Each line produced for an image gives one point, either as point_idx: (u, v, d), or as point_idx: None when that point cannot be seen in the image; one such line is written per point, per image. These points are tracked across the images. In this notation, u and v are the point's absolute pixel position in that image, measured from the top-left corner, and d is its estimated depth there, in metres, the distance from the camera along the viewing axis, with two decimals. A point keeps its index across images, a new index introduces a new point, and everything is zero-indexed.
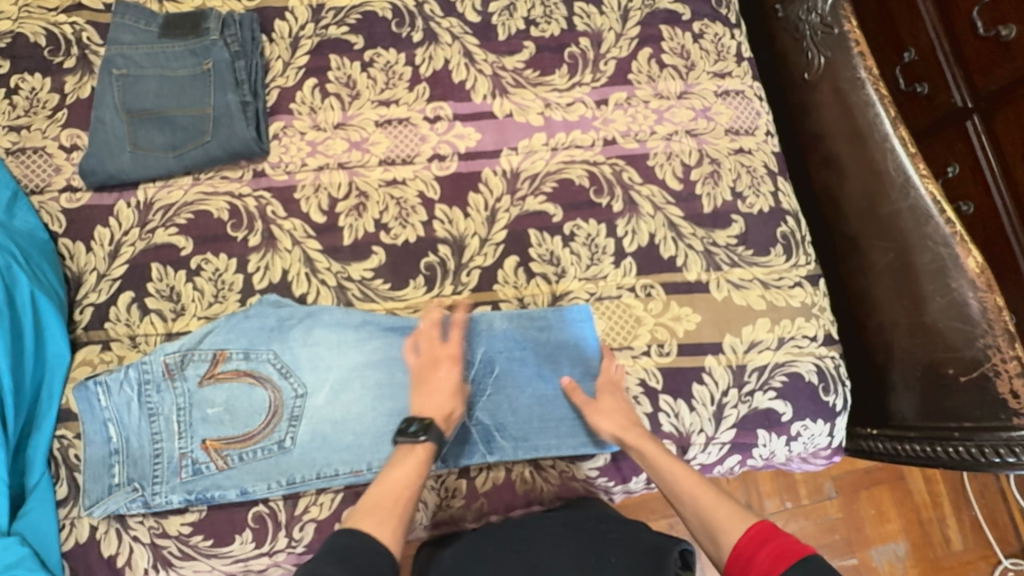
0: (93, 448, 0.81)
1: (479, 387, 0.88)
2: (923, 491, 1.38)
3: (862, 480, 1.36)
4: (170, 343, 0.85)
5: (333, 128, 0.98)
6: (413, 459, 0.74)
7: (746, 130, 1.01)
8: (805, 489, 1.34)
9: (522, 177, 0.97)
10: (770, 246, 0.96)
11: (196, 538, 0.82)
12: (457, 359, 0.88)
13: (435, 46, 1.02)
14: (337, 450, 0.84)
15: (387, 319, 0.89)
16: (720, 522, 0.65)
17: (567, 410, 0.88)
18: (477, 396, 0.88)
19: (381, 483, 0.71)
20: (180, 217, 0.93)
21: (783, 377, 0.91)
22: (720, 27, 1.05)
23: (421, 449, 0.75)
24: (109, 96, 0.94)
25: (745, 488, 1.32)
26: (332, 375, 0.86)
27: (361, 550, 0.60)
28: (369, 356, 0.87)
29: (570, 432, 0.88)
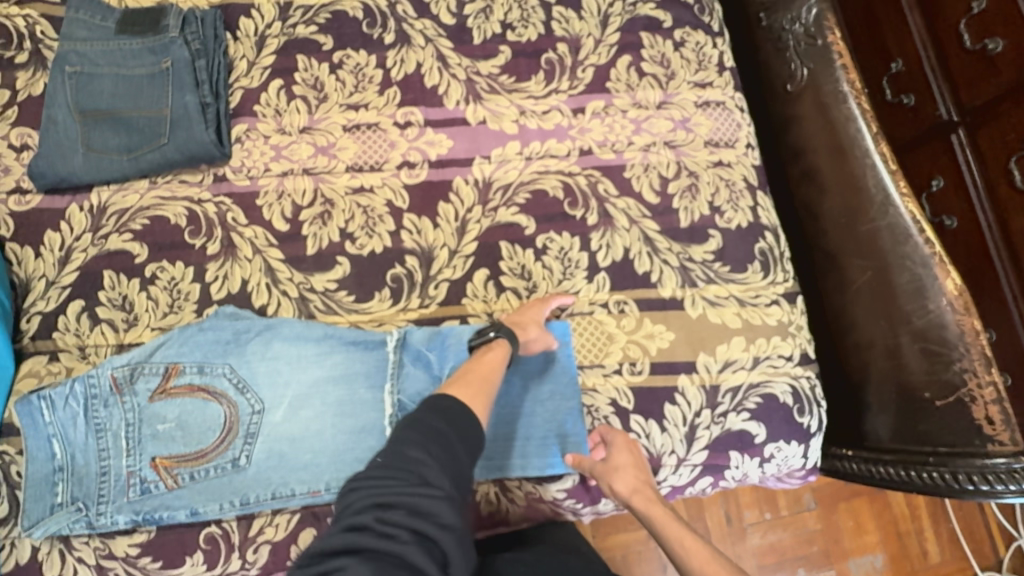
0: (34, 466, 0.77)
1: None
2: (901, 503, 1.37)
3: (840, 491, 1.35)
4: (120, 356, 0.81)
5: (299, 132, 0.94)
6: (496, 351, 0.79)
7: (726, 143, 0.98)
8: (784, 500, 1.32)
9: (494, 187, 0.94)
10: (747, 262, 0.94)
11: (144, 560, 0.79)
12: (423, 373, 0.85)
13: (407, 49, 0.98)
14: (295, 469, 0.81)
15: (349, 333, 0.86)
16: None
17: (536, 429, 0.85)
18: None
19: (468, 367, 0.76)
20: (136, 222, 0.89)
21: (757, 398, 0.89)
22: (702, 36, 1.02)
23: (498, 350, 0.80)
24: (62, 94, 0.89)
25: (722, 501, 1.30)
26: (292, 393, 0.83)
27: (459, 413, 0.63)
28: (331, 372, 0.84)
29: (538, 452, 0.85)
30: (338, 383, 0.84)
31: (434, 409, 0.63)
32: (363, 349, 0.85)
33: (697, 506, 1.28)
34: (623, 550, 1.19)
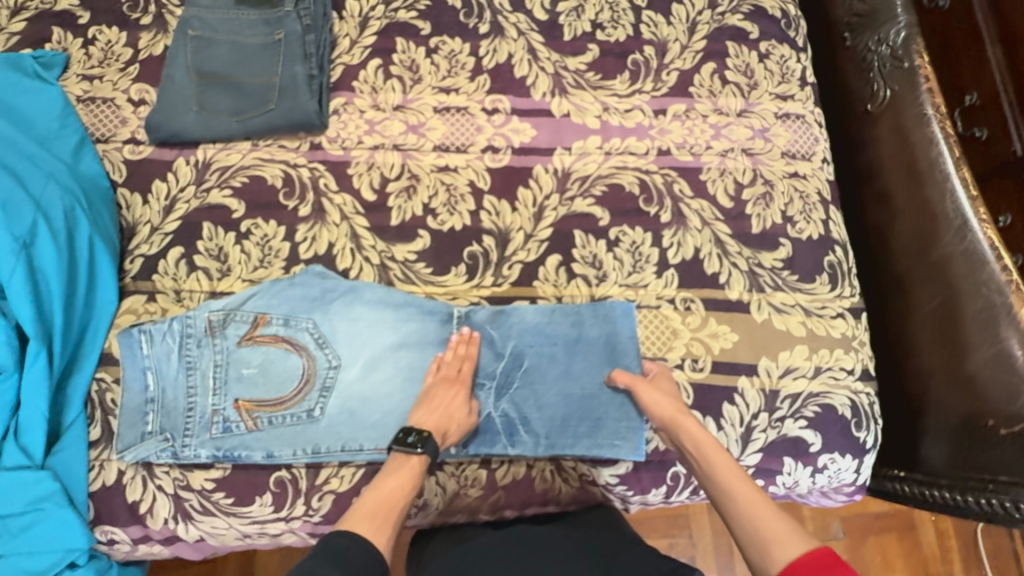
0: (130, 394, 0.83)
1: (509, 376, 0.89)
2: (932, 543, 1.35)
3: (869, 524, 1.35)
4: (215, 301, 0.87)
5: (392, 109, 0.99)
6: (415, 467, 0.76)
7: (803, 155, 1.00)
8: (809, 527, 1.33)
9: (573, 178, 0.97)
10: (816, 273, 0.95)
11: (218, 495, 0.83)
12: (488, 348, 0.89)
13: (500, 40, 1.03)
14: (363, 426, 0.85)
15: (422, 302, 0.90)
16: (777, 539, 0.64)
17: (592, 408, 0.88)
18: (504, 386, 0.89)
19: (384, 485, 0.73)
20: (236, 179, 0.95)
21: (816, 407, 0.90)
22: (787, 50, 1.04)
23: (415, 461, 0.76)
24: (182, 55, 0.95)
25: None
26: (368, 350, 0.87)
27: (354, 552, 0.62)
28: (404, 338, 0.88)
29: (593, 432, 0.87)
30: (412, 348, 0.88)
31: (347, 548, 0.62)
32: (436, 319, 0.89)
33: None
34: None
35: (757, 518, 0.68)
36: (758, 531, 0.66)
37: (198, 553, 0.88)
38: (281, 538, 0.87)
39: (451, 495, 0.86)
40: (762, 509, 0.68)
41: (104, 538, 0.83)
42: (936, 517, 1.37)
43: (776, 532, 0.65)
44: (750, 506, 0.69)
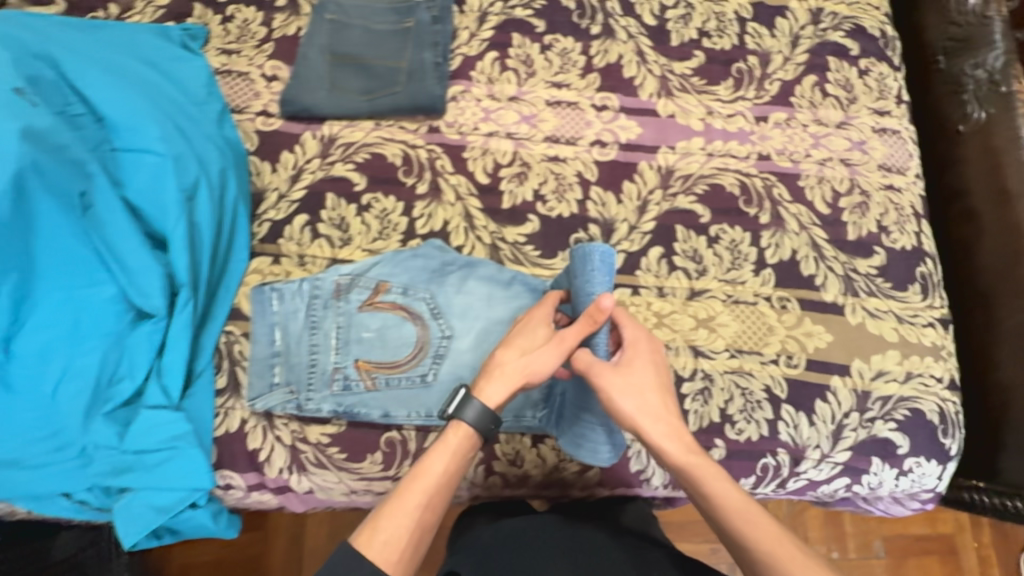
0: (258, 347, 0.88)
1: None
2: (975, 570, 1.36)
3: (910, 545, 1.36)
4: (343, 266, 0.92)
5: (507, 99, 1.04)
6: (462, 444, 0.71)
7: (898, 169, 1.03)
8: (852, 543, 1.35)
9: (676, 175, 1.02)
10: (908, 283, 0.98)
11: (333, 449, 0.88)
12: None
13: (611, 41, 1.08)
14: None
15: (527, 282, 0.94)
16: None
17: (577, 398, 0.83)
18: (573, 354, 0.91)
19: (409, 486, 0.68)
20: (358, 155, 1.00)
21: (906, 411, 0.93)
22: (885, 68, 1.08)
23: (462, 433, 0.71)
24: (319, 37, 1.02)
25: (792, 529, 1.34)
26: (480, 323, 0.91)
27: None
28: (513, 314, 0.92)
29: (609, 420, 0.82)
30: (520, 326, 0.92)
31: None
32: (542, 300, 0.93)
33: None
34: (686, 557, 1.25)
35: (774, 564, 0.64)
36: None
37: (304, 506, 0.92)
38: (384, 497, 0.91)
39: (550, 468, 0.90)
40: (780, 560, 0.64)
41: (223, 482, 0.88)
42: (979, 544, 1.38)
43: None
44: (769, 553, 0.65)
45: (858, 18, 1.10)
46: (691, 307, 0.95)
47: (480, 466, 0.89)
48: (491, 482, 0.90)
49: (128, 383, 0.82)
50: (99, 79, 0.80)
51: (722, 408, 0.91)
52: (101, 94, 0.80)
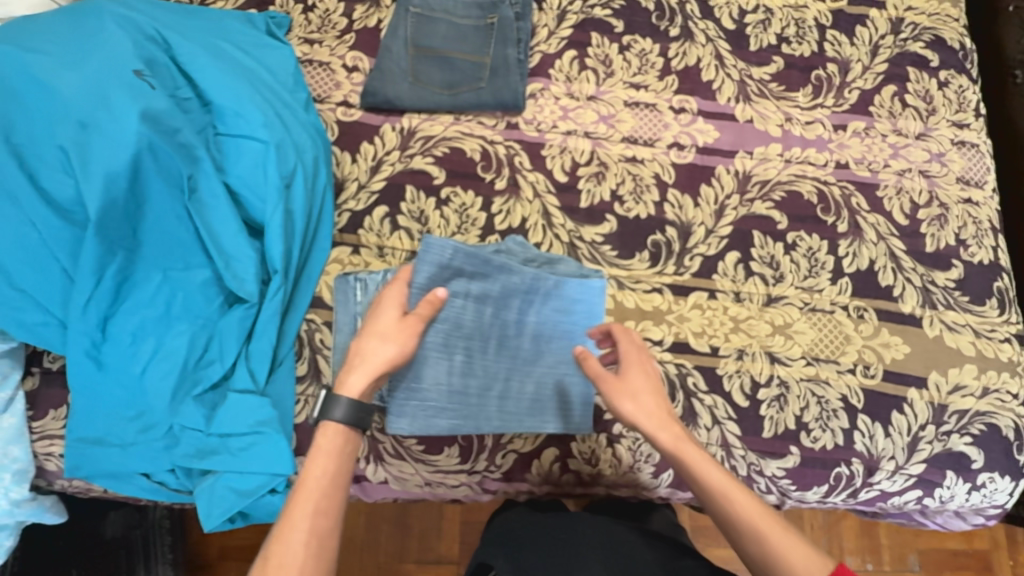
0: (341, 336, 0.87)
1: (530, 337, 0.89)
2: None
3: (946, 560, 1.36)
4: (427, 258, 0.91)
5: (586, 99, 1.04)
6: (338, 447, 0.68)
7: (977, 183, 1.03)
8: (888, 555, 1.34)
9: (753, 181, 1.01)
10: (986, 297, 0.97)
11: (411, 441, 0.88)
12: (553, 300, 0.89)
13: (690, 44, 1.08)
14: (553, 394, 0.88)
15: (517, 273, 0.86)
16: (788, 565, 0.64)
17: (488, 385, 0.87)
18: (549, 341, 0.90)
19: (295, 498, 0.64)
20: (438, 149, 1.00)
21: (982, 426, 0.92)
22: (965, 80, 1.08)
23: (334, 437, 0.69)
24: (402, 29, 1.02)
25: (829, 539, 1.33)
26: (475, 314, 0.86)
27: None
28: (496, 309, 0.87)
29: (463, 405, 0.85)
30: (505, 323, 0.88)
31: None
32: (540, 296, 0.88)
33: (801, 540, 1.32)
34: (722, 563, 1.25)
35: (764, 537, 0.66)
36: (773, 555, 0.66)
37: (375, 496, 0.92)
38: (456, 490, 0.92)
39: (626, 468, 0.90)
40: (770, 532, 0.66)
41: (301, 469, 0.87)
42: (1015, 563, 1.37)
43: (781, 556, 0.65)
44: (757, 523, 0.67)
45: (938, 30, 1.10)
46: (768, 313, 0.95)
47: (556, 463, 0.89)
48: (565, 480, 0.90)
49: (217, 366, 0.82)
50: (210, 71, 0.84)
51: (798, 416, 0.91)
52: (210, 84, 0.84)
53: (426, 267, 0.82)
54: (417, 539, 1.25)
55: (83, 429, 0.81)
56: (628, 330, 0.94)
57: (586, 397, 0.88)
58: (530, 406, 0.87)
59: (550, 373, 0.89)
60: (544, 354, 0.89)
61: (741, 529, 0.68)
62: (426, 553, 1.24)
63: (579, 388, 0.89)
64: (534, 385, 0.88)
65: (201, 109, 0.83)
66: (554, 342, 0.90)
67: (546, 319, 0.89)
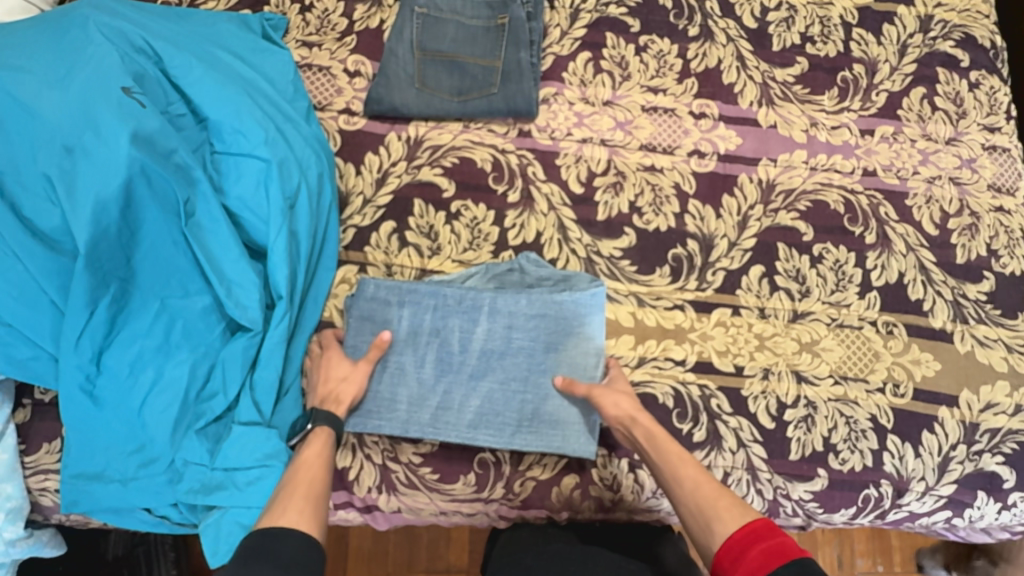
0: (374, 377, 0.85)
1: (475, 354, 0.86)
2: None
3: None
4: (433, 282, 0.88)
5: (602, 104, 0.99)
6: (325, 442, 0.74)
7: (1008, 190, 0.99)
8: (899, 556, 1.30)
9: (777, 190, 0.97)
10: (1018, 310, 0.94)
11: (425, 470, 0.84)
12: (503, 315, 0.87)
13: (710, 44, 1.02)
14: (548, 420, 0.84)
15: (454, 292, 0.87)
16: (718, 511, 0.65)
17: (419, 398, 0.84)
18: (500, 357, 0.86)
19: (295, 477, 0.68)
20: (446, 159, 0.95)
21: (1014, 444, 0.89)
22: (996, 81, 1.03)
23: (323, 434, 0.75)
24: (407, 30, 0.97)
25: (841, 542, 1.29)
26: (410, 331, 0.86)
27: (282, 542, 0.58)
28: (436, 326, 0.86)
29: (390, 412, 0.84)
30: (448, 338, 0.86)
31: (285, 538, 0.58)
32: (483, 313, 0.87)
33: (812, 543, 1.28)
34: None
35: (700, 489, 0.69)
36: (701, 507, 0.67)
37: (387, 525, 0.88)
38: (473, 518, 0.88)
39: (648, 494, 0.87)
40: (704, 485, 0.69)
41: None
42: None
43: (712, 507, 0.66)
44: (696, 481, 0.70)
45: (968, 27, 1.05)
46: (794, 329, 0.91)
47: (576, 490, 0.86)
48: (586, 506, 0.86)
49: (221, 399, 0.77)
50: (203, 84, 0.78)
51: (825, 437, 0.88)
52: (205, 98, 0.78)
53: (361, 304, 0.86)
54: (426, 549, 1.21)
55: (80, 465, 0.76)
56: (649, 350, 0.90)
57: (538, 412, 0.85)
58: (472, 420, 0.84)
59: (500, 389, 0.85)
60: (493, 369, 0.86)
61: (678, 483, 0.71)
62: (434, 563, 1.21)
63: (530, 404, 0.85)
64: (479, 399, 0.85)
65: (195, 126, 0.78)
66: (506, 358, 0.86)
67: (495, 335, 0.86)
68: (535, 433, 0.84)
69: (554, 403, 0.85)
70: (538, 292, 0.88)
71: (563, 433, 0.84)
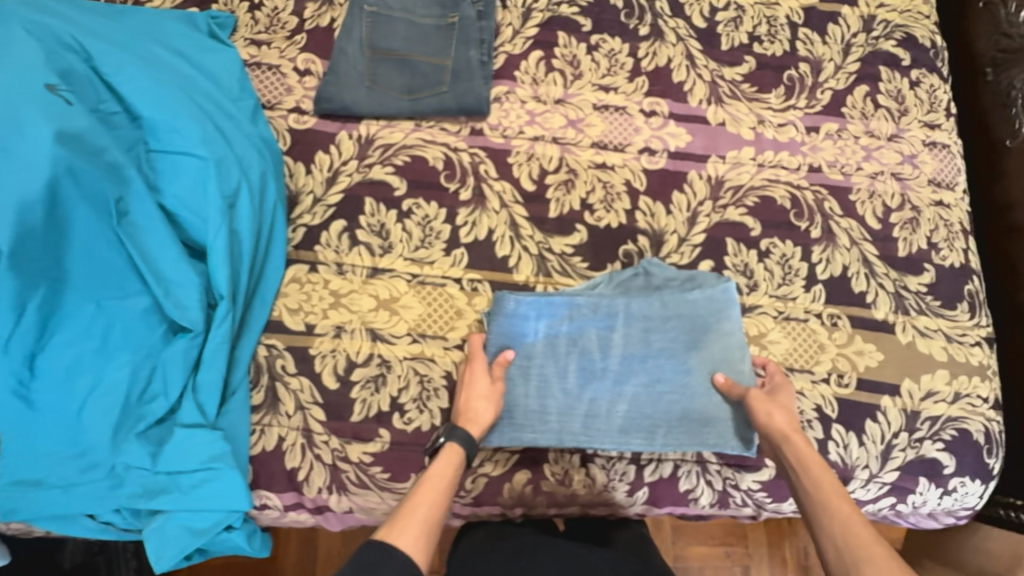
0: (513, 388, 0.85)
1: (617, 359, 0.86)
2: None
3: None
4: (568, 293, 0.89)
5: (553, 102, 1.00)
6: (453, 462, 0.74)
7: (948, 184, 1.02)
8: None
9: (726, 186, 0.99)
10: (957, 301, 0.97)
11: (375, 469, 0.84)
12: (637, 317, 0.87)
13: (660, 43, 1.04)
14: (692, 419, 0.84)
15: (587, 300, 0.87)
16: (870, 556, 0.63)
17: (567, 407, 0.85)
18: (642, 360, 0.86)
19: (421, 492, 0.70)
20: (398, 158, 0.95)
21: (953, 431, 0.92)
22: (936, 79, 1.06)
23: (450, 455, 0.75)
24: (357, 30, 0.96)
25: None
26: (549, 342, 0.86)
27: (386, 563, 0.62)
28: (573, 335, 0.86)
29: (541, 424, 0.84)
30: (587, 347, 0.86)
31: (390, 559, 0.62)
32: (620, 319, 0.87)
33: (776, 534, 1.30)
34: (700, 561, 1.25)
35: (849, 529, 0.66)
36: (846, 546, 0.65)
37: (340, 525, 0.88)
38: None
39: (599, 488, 0.88)
40: (855, 526, 0.66)
41: (257, 502, 0.83)
42: None
43: (864, 554, 0.63)
44: (844, 518, 0.67)
45: (909, 27, 1.08)
46: (742, 323, 0.93)
47: (528, 486, 0.86)
48: (538, 501, 0.87)
49: (162, 401, 0.77)
50: (137, 84, 0.78)
51: None
52: (140, 98, 0.78)
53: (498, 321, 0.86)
54: None
55: (16, 472, 0.74)
56: None
57: (687, 413, 0.84)
58: (622, 425, 0.84)
59: (645, 391, 0.85)
60: (637, 373, 0.86)
61: (833, 518, 0.68)
62: None
63: (679, 405, 0.85)
64: (627, 404, 0.85)
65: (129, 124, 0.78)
66: (648, 361, 0.86)
67: (633, 338, 0.86)
68: (689, 433, 0.84)
69: (705, 401, 0.85)
70: (669, 294, 0.88)
71: (716, 431, 0.84)
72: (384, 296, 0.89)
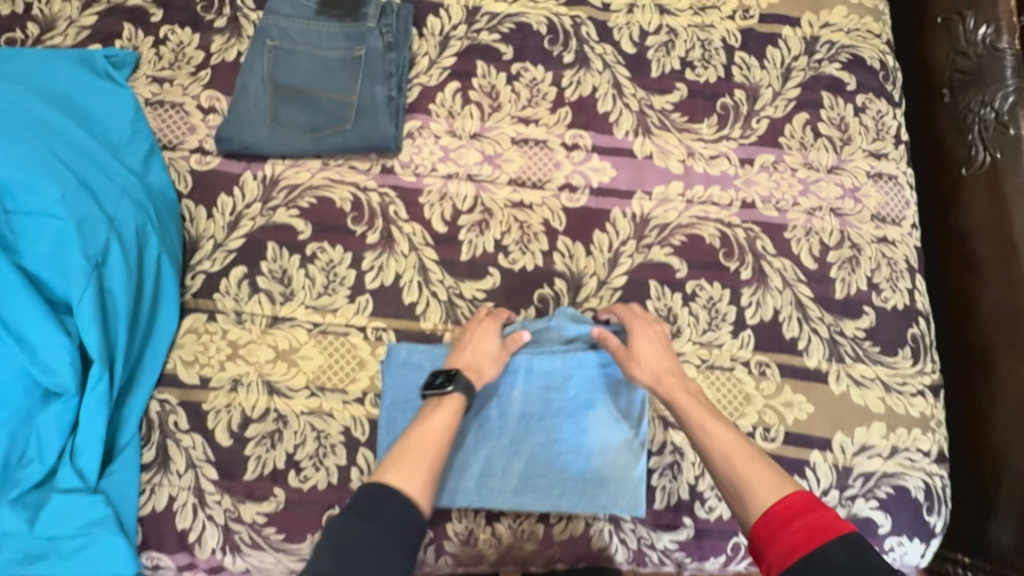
0: None
1: (515, 418, 0.83)
2: None
3: None
4: None
5: (469, 137, 0.95)
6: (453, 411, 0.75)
7: (893, 220, 0.95)
8: None
9: (651, 225, 0.93)
10: (898, 346, 0.91)
11: (269, 530, 0.81)
12: (539, 375, 0.84)
13: (585, 71, 0.98)
14: (590, 480, 0.82)
15: None
16: (752, 486, 0.66)
17: (462, 466, 0.81)
18: (540, 419, 0.83)
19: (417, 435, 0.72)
20: (303, 200, 0.91)
21: (889, 488, 0.86)
22: (884, 104, 0.99)
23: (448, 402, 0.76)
24: (259, 66, 0.93)
25: None
26: None
27: (386, 505, 0.63)
28: None
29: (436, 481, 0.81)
30: (484, 403, 0.83)
31: (389, 500, 0.64)
32: (519, 375, 0.84)
33: None
34: None
35: (730, 461, 0.69)
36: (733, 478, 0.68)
37: None
38: None
39: (506, 547, 0.83)
40: (736, 457, 0.69)
41: (149, 563, 0.80)
42: None
43: (746, 485, 0.67)
44: (727, 446, 0.70)
45: (856, 48, 1.01)
46: None
47: (430, 546, 0.82)
48: (442, 563, 0.83)
49: (37, 466, 0.75)
50: None
51: (691, 485, 0.85)
52: None
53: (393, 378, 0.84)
54: None
55: None
56: None
57: (584, 474, 0.82)
58: (517, 485, 0.81)
59: (542, 451, 0.83)
60: (534, 433, 0.83)
61: (720, 456, 0.70)
62: None
63: (575, 466, 0.82)
64: (523, 463, 0.82)
65: None
66: (547, 420, 0.83)
67: (533, 397, 0.84)
68: (584, 495, 0.82)
69: (601, 460, 0.83)
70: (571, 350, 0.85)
71: (609, 491, 0.82)
72: (283, 347, 0.86)
